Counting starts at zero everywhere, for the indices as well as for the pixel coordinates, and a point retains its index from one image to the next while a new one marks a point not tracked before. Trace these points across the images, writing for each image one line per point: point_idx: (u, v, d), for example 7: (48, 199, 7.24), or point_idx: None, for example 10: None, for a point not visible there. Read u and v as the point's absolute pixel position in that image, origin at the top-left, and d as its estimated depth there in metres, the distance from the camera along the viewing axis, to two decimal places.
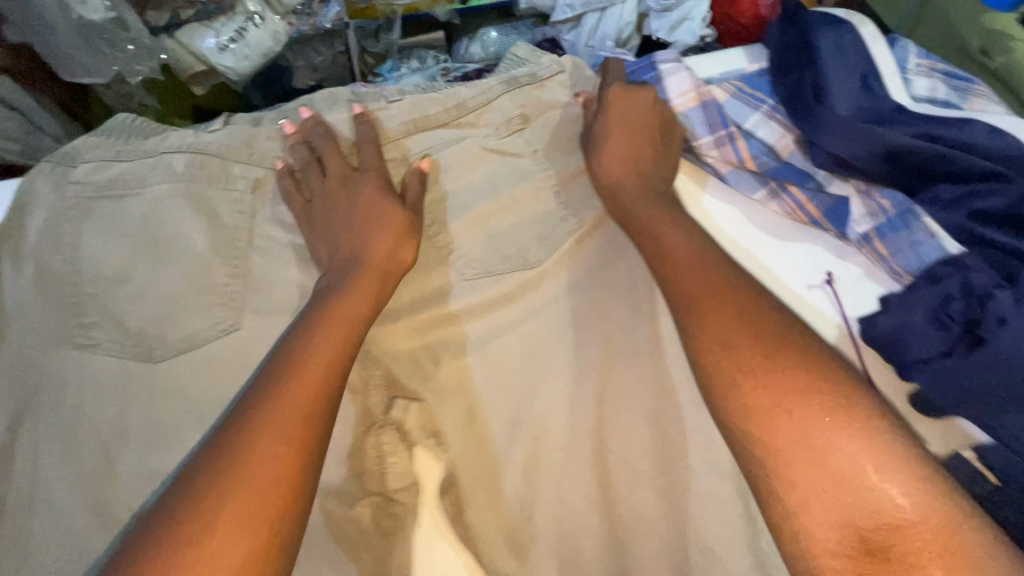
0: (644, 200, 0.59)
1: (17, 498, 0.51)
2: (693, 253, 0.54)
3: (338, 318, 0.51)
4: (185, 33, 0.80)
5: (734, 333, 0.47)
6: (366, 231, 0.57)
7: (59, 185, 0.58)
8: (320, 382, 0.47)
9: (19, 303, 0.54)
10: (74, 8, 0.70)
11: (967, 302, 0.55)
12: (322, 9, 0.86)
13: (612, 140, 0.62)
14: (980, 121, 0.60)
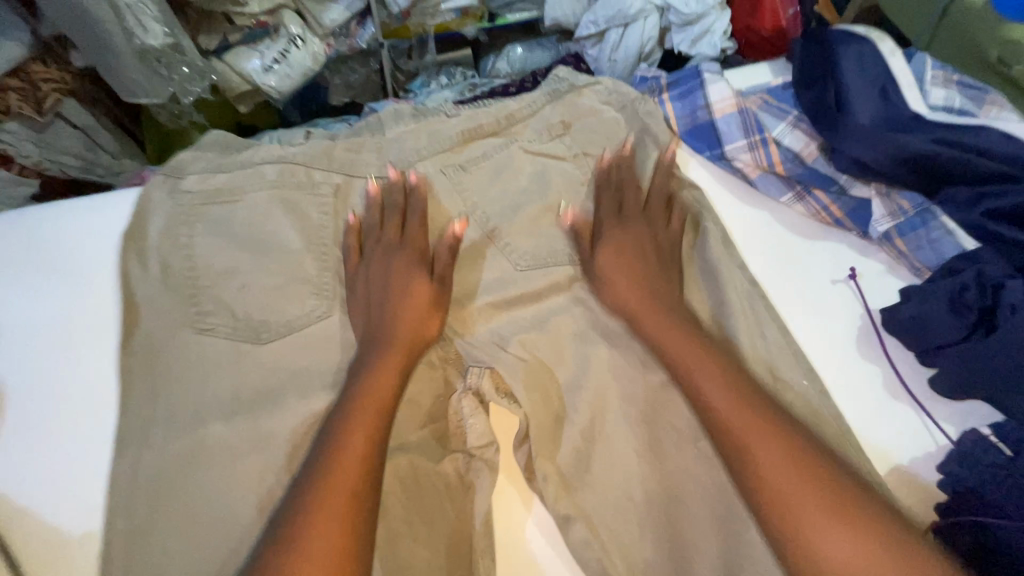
0: (658, 280, 0.65)
1: (130, 462, 0.56)
2: (699, 352, 0.59)
3: (369, 396, 0.56)
4: (233, 55, 1.01)
5: (738, 418, 0.55)
6: (412, 311, 0.62)
7: (172, 192, 0.67)
8: (360, 458, 0.52)
9: (145, 295, 0.63)
10: (138, 37, 0.82)
11: (981, 291, 0.59)
12: (360, 32, 1.08)
13: (604, 262, 0.66)
14: (995, 128, 0.65)
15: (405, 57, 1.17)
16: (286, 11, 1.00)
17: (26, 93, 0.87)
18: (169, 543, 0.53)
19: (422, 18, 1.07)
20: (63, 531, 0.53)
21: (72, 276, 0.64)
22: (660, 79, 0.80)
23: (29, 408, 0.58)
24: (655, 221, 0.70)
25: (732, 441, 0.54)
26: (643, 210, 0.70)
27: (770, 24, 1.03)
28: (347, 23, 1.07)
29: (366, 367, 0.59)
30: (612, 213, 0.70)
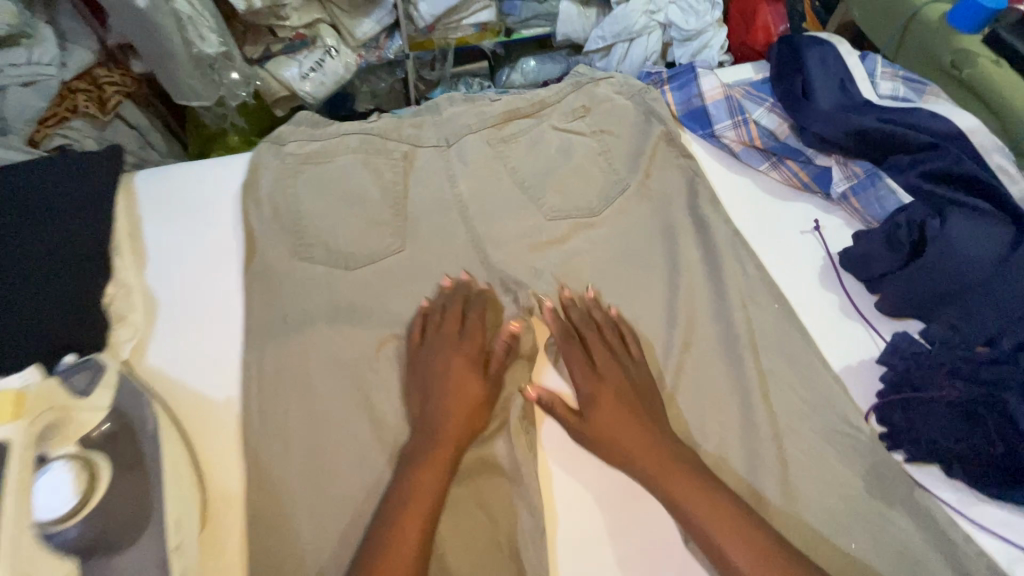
0: (637, 394, 0.71)
1: (253, 355, 0.72)
2: (692, 484, 0.64)
3: (434, 461, 0.65)
4: (274, 63, 1.22)
5: (719, 522, 0.61)
6: (460, 401, 0.70)
7: (279, 155, 0.84)
8: (427, 510, 0.61)
9: (260, 232, 0.79)
10: (196, 45, 1.03)
11: (910, 229, 0.77)
12: (387, 44, 1.30)
13: (598, 418, 0.69)
14: (924, 109, 0.84)
15: (428, 67, 1.38)
16: (321, 25, 1.21)
17: (93, 93, 1.08)
18: (291, 411, 0.69)
19: (444, 33, 1.26)
20: (209, 398, 0.70)
21: (202, 219, 0.82)
22: (662, 74, 0.99)
23: (176, 312, 0.75)
24: (624, 359, 0.74)
25: (719, 552, 0.60)
26: (609, 348, 0.75)
27: (762, 42, 1.28)
28: (377, 36, 1.28)
29: (428, 433, 0.67)
30: (584, 357, 0.75)
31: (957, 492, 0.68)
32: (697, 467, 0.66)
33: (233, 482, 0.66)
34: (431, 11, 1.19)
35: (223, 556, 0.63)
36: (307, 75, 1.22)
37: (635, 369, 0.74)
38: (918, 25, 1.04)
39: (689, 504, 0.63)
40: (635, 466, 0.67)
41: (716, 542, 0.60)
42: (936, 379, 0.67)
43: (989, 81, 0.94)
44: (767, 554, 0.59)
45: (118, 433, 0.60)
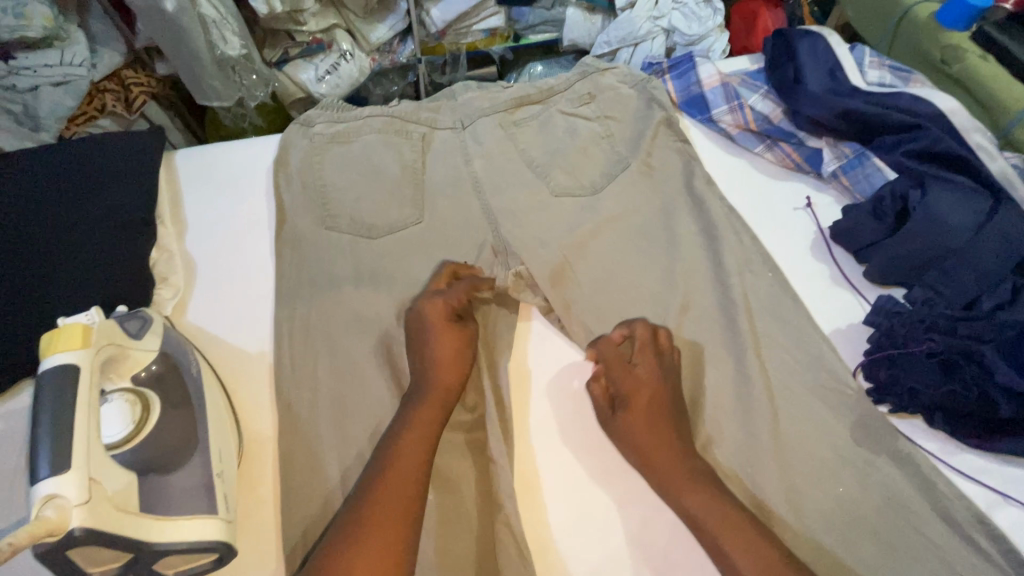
0: (667, 398, 0.73)
1: (283, 313, 0.78)
2: (704, 494, 0.67)
3: (421, 424, 0.68)
4: (291, 66, 1.29)
5: (723, 528, 0.64)
6: (444, 376, 0.72)
7: (307, 135, 0.91)
8: (415, 472, 0.63)
9: (290, 204, 0.86)
10: (219, 48, 1.11)
11: (894, 201, 0.83)
12: (400, 49, 1.38)
13: (631, 420, 0.72)
14: (907, 92, 0.90)
15: (439, 72, 1.46)
16: (337, 31, 1.28)
17: (120, 94, 1.17)
18: (318, 362, 0.75)
19: (455, 38, 1.35)
20: (242, 350, 0.77)
21: (235, 192, 0.89)
22: (662, 64, 1.05)
23: (212, 275, 0.82)
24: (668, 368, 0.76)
25: (722, 554, 0.63)
26: (657, 355, 0.76)
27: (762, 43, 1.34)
28: (390, 42, 1.36)
29: (445, 394, 0.71)
30: (623, 361, 0.76)
31: (938, 442, 0.73)
32: (711, 478, 0.68)
33: (266, 425, 0.72)
34: (442, 16, 1.28)
35: (257, 489, 0.68)
36: (322, 79, 1.30)
37: (672, 367, 0.76)
38: (908, 24, 1.10)
39: (698, 506, 0.66)
40: (650, 470, 0.70)
41: (724, 550, 0.63)
42: (915, 335, 0.73)
43: (974, 75, 0.99)
44: (770, 567, 0.60)
45: (166, 374, 0.64)
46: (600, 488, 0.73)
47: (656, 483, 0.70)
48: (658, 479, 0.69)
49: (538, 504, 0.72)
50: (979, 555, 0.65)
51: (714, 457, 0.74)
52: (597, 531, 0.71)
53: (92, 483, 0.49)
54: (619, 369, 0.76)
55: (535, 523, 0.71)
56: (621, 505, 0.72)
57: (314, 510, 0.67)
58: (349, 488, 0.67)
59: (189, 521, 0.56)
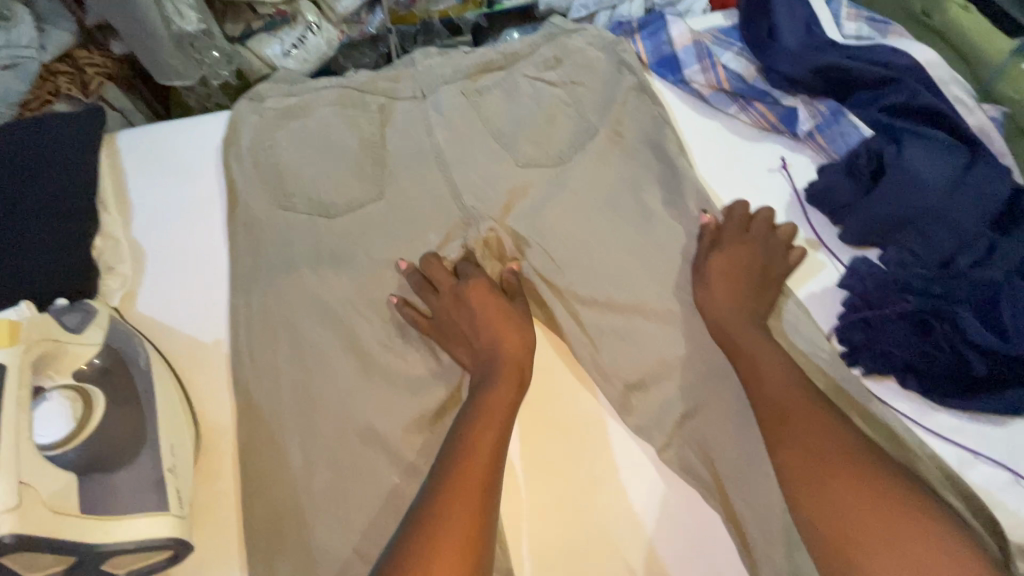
0: (757, 252, 0.77)
1: (239, 301, 0.75)
2: (760, 341, 0.70)
3: (481, 430, 0.64)
4: (256, 41, 1.20)
5: (763, 357, 0.69)
6: (506, 345, 0.71)
7: (257, 112, 0.86)
8: (486, 473, 0.61)
9: (243, 184, 0.81)
10: (176, 23, 1.01)
11: (869, 159, 0.81)
12: (370, 19, 1.31)
13: (719, 258, 0.77)
14: (884, 45, 0.87)
15: (411, 41, 1.38)
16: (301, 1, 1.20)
17: (74, 76, 1.09)
18: (277, 348, 0.71)
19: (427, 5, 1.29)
20: (198, 339, 0.73)
21: (184, 174, 0.84)
22: (632, 23, 1.00)
23: (164, 262, 0.78)
24: (768, 238, 0.79)
25: (755, 373, 0.68)
26: (765, 228, 0.80)
27: None
28: (358, 12, 1.28)
29: (487, 369, 0.70)
30: (738, 227, 0.80)
31: (912, 403, 0.71)
32: (742, 354, 0.70)
33: (225, 415, 0.69)
34: None
35: (217, 482, 0.66)
36: (289, 53, 1.21)
37: (777, 242, 0.79)
38: None
39: (745, 346, 0.70)
40: (716, 315, 0.73)
41: (755, 373, 0.68)
42: (888, 297, 0.72)
43: (956, 25, 0.96)
44: (795, 385, 0.67)
45: (112, 370, 0.62)
46: (577, 465, 0.71)
47: (715, 323, 0.73)
48: (718, 323, 0.73)
49: (514, 484, 0.69)
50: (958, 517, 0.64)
51: (692, 428, 0.71)
52: (573, 506, 0.69)
53: (23, 487, 0.47)
54: (726, 224, 0.80)
55: (520, 507, 0.69)
56: (602, 480, 0.70)
57: (276, 500, 0.64)
58: (314, 475, 0.65)
59: (135, 520, 0.53)
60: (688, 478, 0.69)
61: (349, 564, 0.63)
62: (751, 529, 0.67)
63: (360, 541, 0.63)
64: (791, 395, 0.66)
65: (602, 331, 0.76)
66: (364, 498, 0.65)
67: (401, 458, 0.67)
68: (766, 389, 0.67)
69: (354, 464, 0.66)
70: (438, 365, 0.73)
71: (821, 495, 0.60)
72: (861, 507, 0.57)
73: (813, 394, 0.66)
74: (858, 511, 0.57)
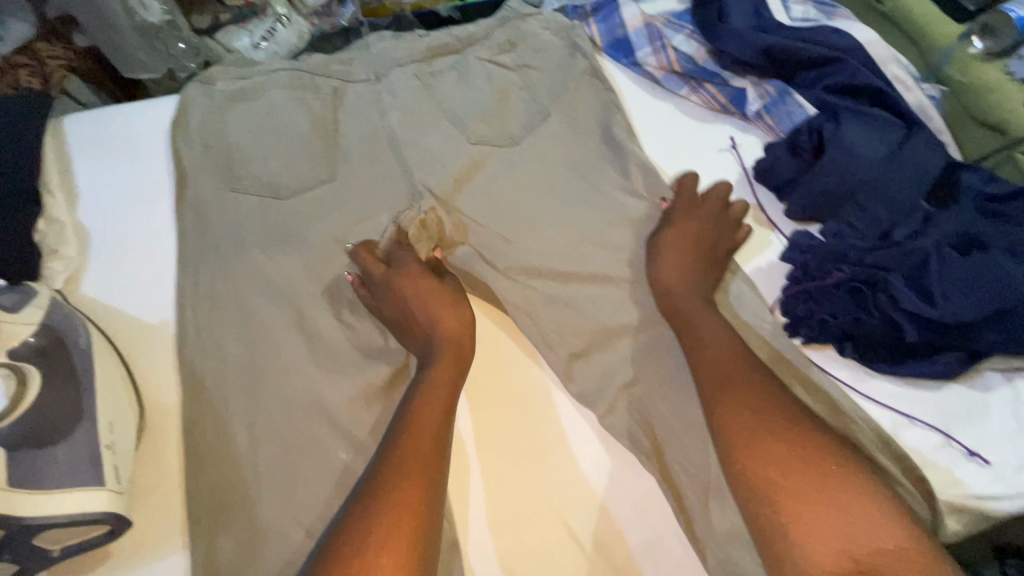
0: (709, 227, 0.79)
1: (187, 282, 0.74)
2: (706, 314, 0.72)
3: (427, 403, 0.65)
4: (224, 34, 1.13)
5: (707, 329, 0.71)
6: (445, 328, 0.71)
7: (206, 95, 0.86)
8: (432, 441, 0.62)
9: (191, 166, 0.81)
10: (138, 14, 1.01)
11: (810, 136, 0.83)
12: (341, 11, 1.22)
13: (671, 234, 0.78)
14: (826, 26, 0.89)
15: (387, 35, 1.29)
16: None
17: (35, 69, 1.04)
18: (224, 328, 0.71)
19: None
20: (144, 321, 0.73)
21: (132, 158, 0.83)
22: (586, 7, 1.01)
23: (110, 245, 0.77)
24: (720, 214, 0.80)
25: (699, 346, 0.70)
26: (719, 204, 0.81)
27: None
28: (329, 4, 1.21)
29: (427, 352, 0.70)
30: (690, 203, 0.81)
31: (850, 369, 0.73)
32: (690, 325, 0.72)
33: (169, 396, 0.69)
34: None
35: (160, 462, 0.66)
36: (258, 45, 1.14)
37: (729, 219, 0.80)
38: None
39: (692, 317, 0.72)
40: (670, 291, 0.74)
41: (701, 344, 0.70)
42: (825, 267, 0.74)
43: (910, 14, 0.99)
44: (739, 354, 0.68)
45: (48, 348, 0.60)
46: (524, 438, 0.71)
47: (665, 298, 0.75)
48: (668, 300, 0.74)
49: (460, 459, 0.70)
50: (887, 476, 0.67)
51: (634, 396, 0.73)
52: (516, 475, 0.70)
53: None
54: (680, 200, 0.81)
55: (466, 481, 0.69)
56: (549, 451, 0.71)
57: (221, 477, 0.64)
58: (259, 452, 0.65)
59: (66, 494, 0.54)
60: (632, 447, 0.71)
61: (292, 539, 0.62)
62: (692, 495, 0.69)
63: (304, 516, 0.63)
64: (735, 363, 0.67)
65: (549, 307, 0.77)
66: (310, 472, 0.65)
67: (348, 432, 0.68)
68: (713, 360, 0.68)
69: (300, 440, 0.67)
70: (386, 342, 0.74)
71: (764, 454, 0.60)
72: (792, 468, 0.59)
73: (755, 362, 0.68)
74: (789, 470, 0.58)
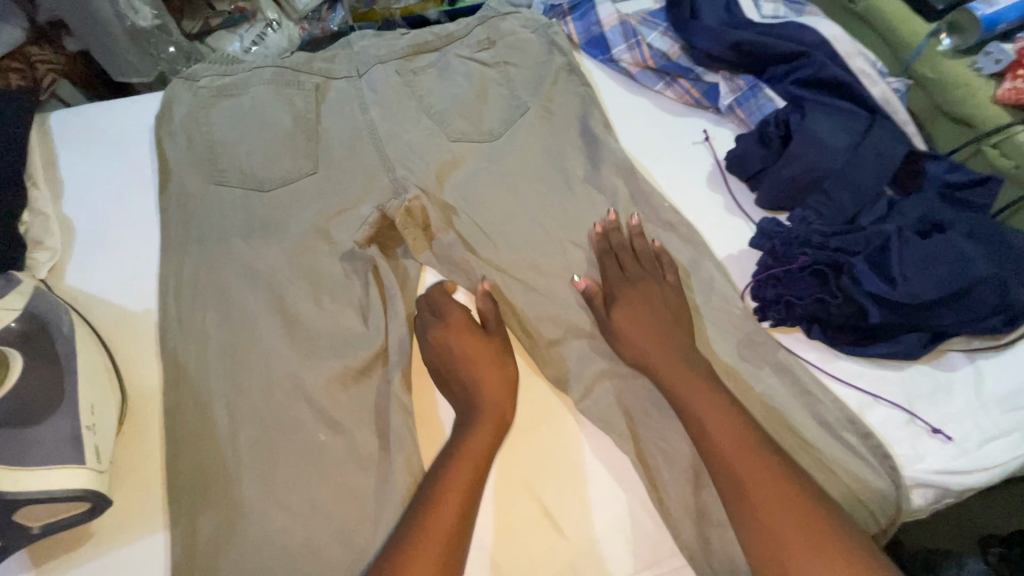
0: (648, 292, 0.76)
1: (170, 273, 0.75)
2: (692, 377, 0.69)
3: (460, 470, 0.64)
4: (216, 38, 1.17)
5: (694, 394, 0.68)
6: (494, 399, 0.70)
7: (191, 91, 0.87)
8: (460, 512, 0.62)
9: (175, 160, 0.83)
10: (129, 18, 1.00)
11: (777, 126, 0.86)
12: (331, 17, 1.25)
13: (617, 311, 0.75)
14: (793, 22, 0.93)
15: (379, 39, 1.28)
16: None
17: (26, 73, 1.05)
18: (206, 316, 0.73)
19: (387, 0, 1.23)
20: (127, 309, 0.75)
21: (116, 152, 0.85)
22: (564, 6, 1.04)
23: (95, 236, 0.79)
24: (655, 275, 0.79)
25: (686, 409, 0.67)
26: (648, 265, 0.79)
27: None
28: (318, 10, 1.24)
29: (470, 409, 0.70)
30: (617, 271, 0.79)
31: (818, 352, 0.76)
32: (664, 326, 0.74)
33: (153, 382, 0.71)
34: None
35: (142, 445, 0.67)
36: (248, 50, 1.17)
37: (663, 277, 0.79)
38: None
39: (673, 380, 0.69)
40: (649, 360, 0.72)
41: (689, 402, 0.67)
42: (791, 252, 0.76)
43: (880, 13, 1.03)
44: (729, 412, 0.66)
45: (33, 333, 0.62)
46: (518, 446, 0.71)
47: (646, 362, 0.72)
48: (655, 369, 0.71)
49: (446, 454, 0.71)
50: (852, 454, 0.69)
51: (607, 378, 0.75)
52: (494, 456, 0.70)
53: None
54: (607, 268, 0.79)
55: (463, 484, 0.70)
56: (521, 432, 0.72)
57: (202, 460, 0.65)
58: (239, 434, 0.67)
59: (49, 471, 0.55)
60: (607, 429, 0.72)
61: (270, 520, 0.64)
62: (665, 474, 0.70)
63: (282, 496, 0.65)
64: (728, 426, 0.65)
65: (526, 295, 0.79)
66: (289, 455, 0.67)
67: (327, 415, 0.69)
68: (697, 418, 0.66)
69: (281, 425, 0.68)
70: (366, 329, 0.75)
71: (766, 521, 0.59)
72: (789, 498, 0.59)
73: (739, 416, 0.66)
74: (774, 496, 0.60)
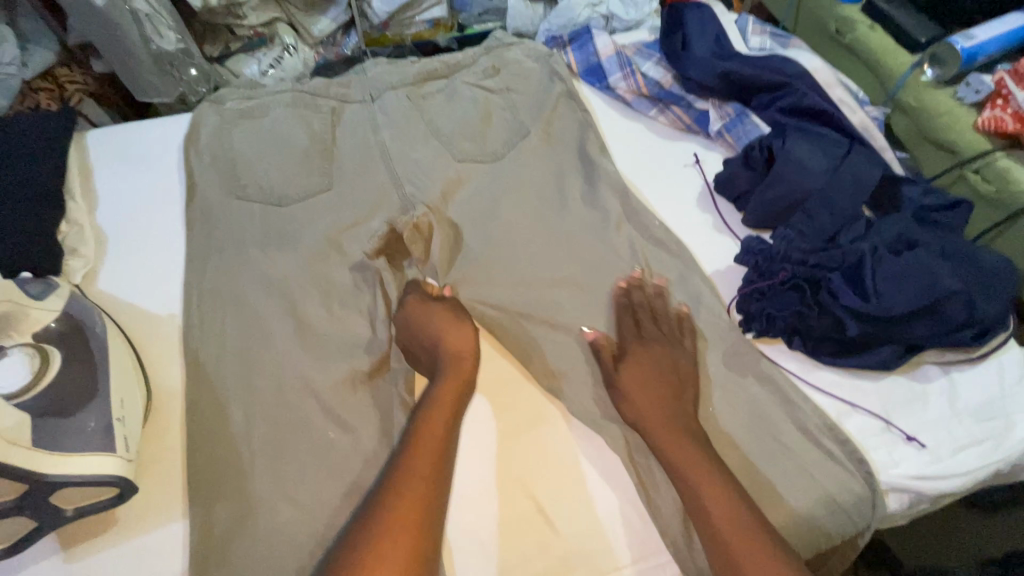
0: (661, 355, 0.79)
1: (193, 279, 0.81)
2: (666, 411, 0.74)
3: (432, 426, 0.70)
4: (234, 61, 1.25)
5: (659, 426, 0.73)
6: (451, 345, 0.77)
7: (217, 112, 0.95)
8: (435, 458, 0.67)
9: (200, 176, 0.89)
10: (154, 42, 1.07)
11: (761, 151, 0.91)
12: (345, 41, 1.32)
13: (628, 366, 0.78)
14: (778, 55, 0.99)
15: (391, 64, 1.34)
16: (279, 24, 1.26)
17: (55, 93, 1.13)
18: (226, 320, 0.78)
19: (399, 28, 1.30)
20: (152, 313, 0.80)
21: (147, 168, 0.92)
22: (564, 37, 1.11)
23: (125, 244, 0.85)
24: (673, 340, 0.81)
25: (648, 438, 0.73)
26: (664, 329, 0.81)
27: None
28: (333, 35, 1.32)
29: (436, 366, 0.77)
30: (633, 331, 0.82)
31: (798, 362, 0.80)
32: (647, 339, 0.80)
33: (175, 381, 0.76)
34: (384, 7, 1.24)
35: (164, 438, 0.72)
36: (265, 72, 1.24)
37: (682, 342, 0.80)
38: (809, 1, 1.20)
39: (646, 415, 0.74)
40: (632, 401, 0.75)
41: (647, 427, 0.73)
42: (772, 268, 0.81)
43: (864, 45, 1.09)
44: (687, 432, 0.72)
45: (69, 331, 0.67)
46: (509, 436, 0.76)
47: (631, 406, 0.75)
48: (637, 412, 0.75)
49: None
50: (830, 458, 0.73)
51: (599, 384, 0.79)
52: (488, 460, 0.74)
53: None
54: (622, 328, 0.82)
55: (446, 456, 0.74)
56: (514, 436, 0.76)
57: (218, 452, 0.70)
58: (254, 429, 0.71)
59: (83, 457, 0.60)
60: (598, 431, 0.76)
61: (279, 510, 0.68)
62: (652, 475, 0.74)
63: (292, 489, 0.69)
64: (685, 445, 0.70)
65: (524, 304, 0.84)
66: (299, 450, 0.71)
67: (336, 414, 0.74)
68: (658, 439, 0.72)
69: (293, 422, 0.73)
70: (373, 335, 0.80)
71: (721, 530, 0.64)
72: (754, 522, 0.64)
73: (696, 442, 0.71)
74: (725, 508, 0.65)
